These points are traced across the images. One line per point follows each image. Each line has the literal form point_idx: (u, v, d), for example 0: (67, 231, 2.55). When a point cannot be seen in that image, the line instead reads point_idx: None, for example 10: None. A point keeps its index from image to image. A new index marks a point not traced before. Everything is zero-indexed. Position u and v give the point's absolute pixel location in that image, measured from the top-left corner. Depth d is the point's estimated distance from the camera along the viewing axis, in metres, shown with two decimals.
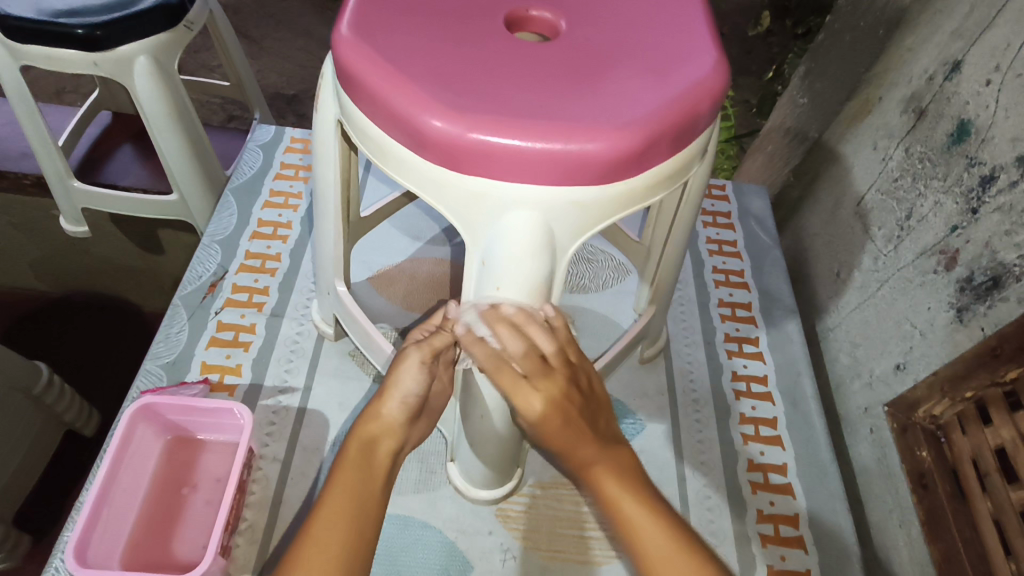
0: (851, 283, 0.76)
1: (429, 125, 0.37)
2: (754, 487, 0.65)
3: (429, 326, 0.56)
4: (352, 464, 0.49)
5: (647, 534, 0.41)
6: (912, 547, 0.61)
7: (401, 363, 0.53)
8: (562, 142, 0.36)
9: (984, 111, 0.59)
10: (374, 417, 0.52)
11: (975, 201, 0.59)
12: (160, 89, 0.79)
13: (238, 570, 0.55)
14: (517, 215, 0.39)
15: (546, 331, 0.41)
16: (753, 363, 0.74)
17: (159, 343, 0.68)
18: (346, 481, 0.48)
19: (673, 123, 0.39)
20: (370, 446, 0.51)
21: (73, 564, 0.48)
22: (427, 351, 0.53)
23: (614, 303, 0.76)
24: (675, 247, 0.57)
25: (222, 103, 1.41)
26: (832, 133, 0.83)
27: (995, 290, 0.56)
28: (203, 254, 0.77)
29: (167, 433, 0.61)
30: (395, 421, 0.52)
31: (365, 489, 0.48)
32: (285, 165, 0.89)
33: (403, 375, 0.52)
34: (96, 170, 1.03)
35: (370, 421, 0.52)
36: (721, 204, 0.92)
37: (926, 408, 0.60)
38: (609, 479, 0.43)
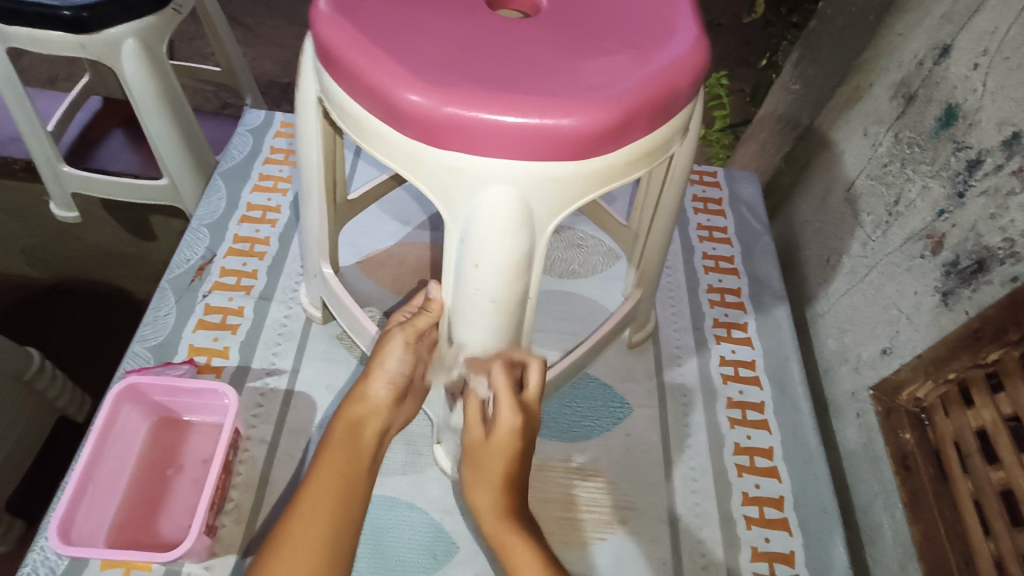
0: (840, 268, 0.76)
1: (405, 98, 0.37)
2: (740, 470, 0.65)
3: (410, 309, 0.56)
4: (339, 444, 0.49)
5: None
6: (896, 529, 0.61)
7: (385, 348, 0.53)
8: (538, 116, 0.36)
9: (972, 94, 0.58)
10: (360, 398, 0.52)
11: (962, 185, 0.59)
12: (148, 71, 0.78)
13: (224, 550, 0.56)
14: (495, 191, 0.39)
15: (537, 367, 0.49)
16: (742, 349, 0.74)
17: (146, 325, 0.68)
18: (333, 461, 0.48)
19: (652, 98, 0.39)
20: (356, 426, 0.51)
21: (57, 542, 0.48)
22: (410, 333, 0.52)
23: (603, 288, 0.76)
24: (662, 229, 0.57)
25: (215, 91, 1.40)
26: (823, 120, 0.84)
27: (980, 274, 0.56)
28: (191, 238, 0.76)
29: (153, 414, 0.61)
30: (382, 403, 0.53)
31: (352, 469, 0.48)
32: (274, 149, 0.88)
33: (388, 356, 0.53)
34: (87, 155, 1.02)
35: (356, 403, 0.52)
36: (713, 190, 0.92)
37: (911, 391, 0.60)
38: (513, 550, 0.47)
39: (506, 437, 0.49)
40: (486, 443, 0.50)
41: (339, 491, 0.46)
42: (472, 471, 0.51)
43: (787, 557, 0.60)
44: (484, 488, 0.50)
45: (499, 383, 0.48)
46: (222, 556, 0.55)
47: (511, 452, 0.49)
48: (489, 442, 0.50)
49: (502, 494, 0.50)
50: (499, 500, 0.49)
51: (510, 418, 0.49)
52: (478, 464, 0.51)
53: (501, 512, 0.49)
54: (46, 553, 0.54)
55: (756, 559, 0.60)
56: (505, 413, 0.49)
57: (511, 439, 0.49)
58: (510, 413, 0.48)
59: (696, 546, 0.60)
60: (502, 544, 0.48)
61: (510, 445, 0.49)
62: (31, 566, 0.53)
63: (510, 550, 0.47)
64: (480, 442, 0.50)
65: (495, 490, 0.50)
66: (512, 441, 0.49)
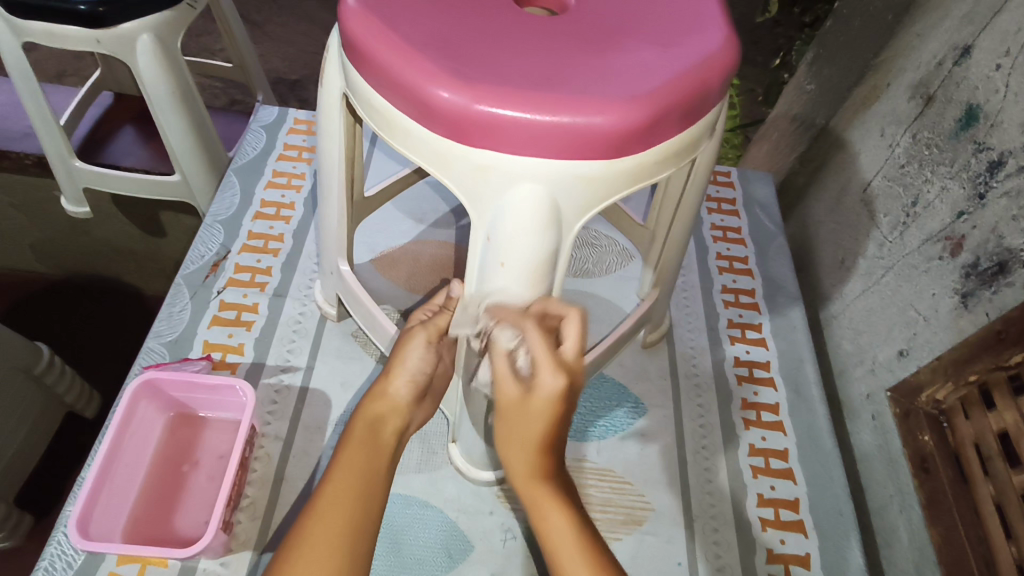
0: (856, 269, 0.75)
1: (436, 95, 0.37)
2: (756, 471, 0.65)
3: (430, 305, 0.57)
4: (359, 441, 0.49)
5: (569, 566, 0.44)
6: (913, 532, 0.61)
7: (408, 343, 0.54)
8: (570, 114, 0.36)
9: (994, 95, 0.58)
10: (381, 395, 0.53)
11: (982, 186, 0.58)
12: (162, 67, 0.78)
13: (240, 546, 0.55)
14: (523, 189, 0.39)
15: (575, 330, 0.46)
16: (756, 349, 0.74)
17: (161, 321, 0.68)
18: (353, 459, 0.48)
19: (682, 97, 0.39)
20: (376, 424, 0.51)
21: (76, 536, 0.48)
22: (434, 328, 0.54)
23: (617, 287, 0.76)
24: (681, 229, 0.57)
25: (224, 87, 1.40)
26: (838, 120, 0.83)
27: (1001, 276, 0.55)
28: (206, 234, 0.76)
29: (170, 410, 0.61)
30: (401, 400, 0.53)
31: (372, 468, 0.48)
32: (288, 146, 0.88)
33: (411, 351, 0.53)
34: (98, 151, 1.02)
35: (376, 400, 0.53)
36: (726, 190, 0.91)
37: (929, 393, 0.60)
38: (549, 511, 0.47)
39: (546, 401, 0.45)
40: (524, 400, 0.47)
41: (357, 490, 0.46)
42: (506, 430, 0.48)
43: (803, 558, 0.60)
44: (520, 445, 0.48)
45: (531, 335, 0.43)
46: (238, 553, 0.55)
47: (553, 414, 0.46)
48: (527, 401, 0.46)
49: (539, 456, 0.48)
50: (535, 462, 0.48)
51: (552, 379, 0.45)
52: (512, 419, 0.48)
53: (538, 473, 0.48)
54: (63, 547, 0.54)
55: (772, 560, 0.59)
56: (545, 373, 0.45)
57: (553, 402, 0.45)
58: (551, 373, 0.45)
59: (712, 547, 0.60)
60: (538, 507, 0.47)
61: (551, 406, 0.45)
62: (48, 560, 0.53)
63: (541, 510, 0.47)
64: (517, 399, 0.47)
65: (532, 450, 0.48)
66: (553, 403, 0.46)
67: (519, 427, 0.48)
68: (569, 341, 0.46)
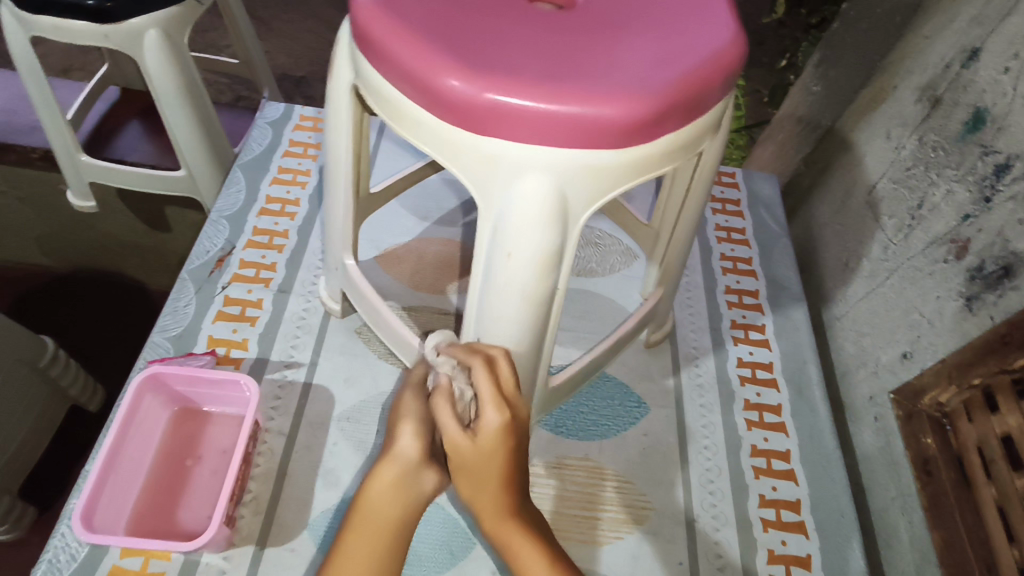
0: (860, 271, 0.75)
1: (446, 84, 0.37)
2: (757, 472, 0.65)
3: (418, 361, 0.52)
4: (372, 513, 0.44)
5: None
6: (914, 535, 0.61)
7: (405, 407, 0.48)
8: (578, 104, 0.36)
9: (1002, 98, 0.58)
10: (386, 465, 0.45)
11: (988, 189, 0.58)
12: (169, 62, 0.79)
13: (243, 540, 0.56)
14: (531, 179, 0.39)
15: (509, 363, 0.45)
16: (760, 350, 0.74)
17: (166, 315, 0.68)
18: (366, 536, 0.43)
19: (689, 91, 0.39)
20: (389, 493, 0.44)
21: (80, 528, 0.48)
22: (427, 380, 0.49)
23: (620, 287, 0.76)
24: (686, 229, 0.57)
25: (230, 83, 1.40)
26: (844, 122, 0.83)
27: (1006, 279, 0.55)
28: (211, 229, 0.77)
29: (173, 404, 0.61)
30: (409, 461, 0.45)
31: (385, 539, 0.43)
32: (294, 142, 0.88)
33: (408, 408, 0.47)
34: (104, 145, 1.03)
35: (386, 464, 0.45)
36: (731, 191, 0.91)
37: (932, 396, 0.60)
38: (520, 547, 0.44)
39: (492, 438, 0.43)
40: (470, 447, 0.44)
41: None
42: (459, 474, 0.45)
43: (803, 559, 0.60)
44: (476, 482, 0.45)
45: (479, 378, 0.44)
46: (240, 547, 0.55)
47: (501, 452, 0.44)
48: (469, 448, 0.44)
49: (500, 490, 0.44)
50: (499, 496, 0.45)
51: (495, 416, 0.43)
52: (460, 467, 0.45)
53: (507, 508, 0.45)
54: (67, 539, 0.54)
55: (773, 561, 0.59)
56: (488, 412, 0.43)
57: (500, 436, 0.44)
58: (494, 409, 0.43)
59: (713, 547, 0.60)
60: (503, 539, 0.45)
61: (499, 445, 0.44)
62: (52, 552, 0.53)
63: (508, 539, 0.44)
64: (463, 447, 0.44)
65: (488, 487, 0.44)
66: (496, 446, 0.44)
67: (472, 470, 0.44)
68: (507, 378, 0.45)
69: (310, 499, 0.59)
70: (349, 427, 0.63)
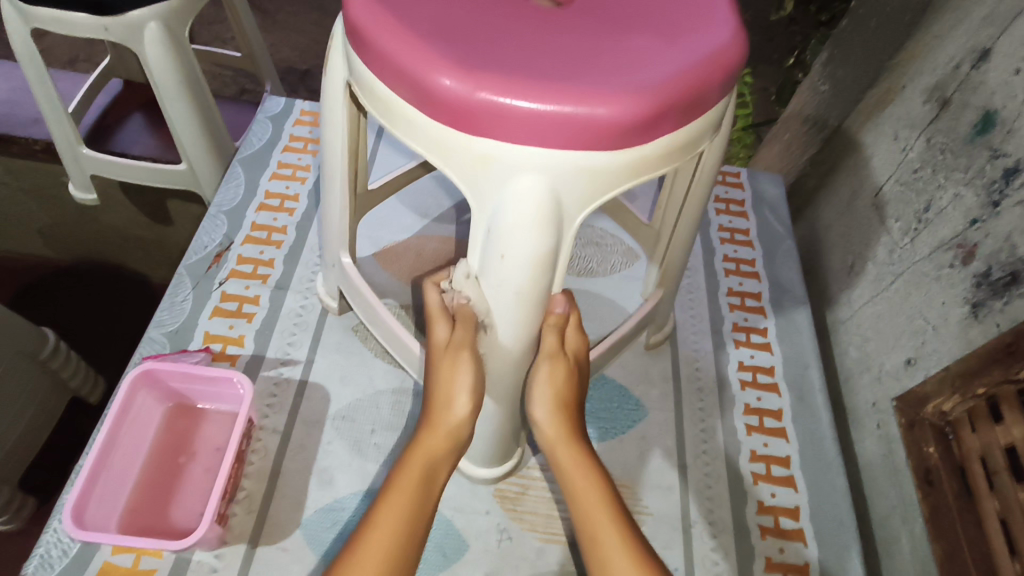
0: (865, 275, 0.74)
1: (438, 83, 0.36)
2: (756, 478, 0.64)
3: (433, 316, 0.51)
4: (411, 485, 0.47)
5: (606, 544, 0.46)
6: (915, 544, 0.60)
7: (452, 372, 0.48)
8: (573, 104, 0.36)
9: (1012, 101, 0.56)
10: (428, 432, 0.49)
11: (997, 194, 0.57)
12: (170, 56, 0.78)
13: (235, 539, 0.55)
14: (525, 180, 0.38)
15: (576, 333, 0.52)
16: (761, 354, 0.73)
17: (163, 311, 0.68)
18: (390, 520, 0.45)
19: (687, 91, 0.38)
20: (432, 468, 0.48)
21: (70, 525, 0.48)
22: (461, 345, 0.48)
23: (621, 287, 0.75)
24: (687, 229, 0.56)
25: (234, 76, 1.40)
26: (852, 121, 0.82)
27: (1013, 286, 0.54)
28: (209, 224, 0.76)
29: (168, 400, 0.61)
30: (460, 427, 0.49)
31: (408, 522, 0.46)
32: (294, 137, 0.88)
33: (460, 377, 0.48)
34: (106, 138, 1.02)
35: (432, 433, 0.49)
36: (735, 191, 0.90)
37: (936, 404, 0.59)
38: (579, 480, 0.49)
39: (580, 354, 0.52)
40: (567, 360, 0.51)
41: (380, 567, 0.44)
42: (546, 386, 0.50)
43: (801, 567, 0.59)
44: (552, 403, 0.50)
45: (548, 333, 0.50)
46: (233, 545, 0.55)
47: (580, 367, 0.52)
48: (559, 370, 0.50)
49: (565, 414, 0.51)
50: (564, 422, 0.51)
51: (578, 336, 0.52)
52: (554, 373, 0.50)
53: (568, 431, 0.51)
54: (59, 535, 0.54)
55: (770, 569, 0.59)
56: (572, 333, 0.52)
57: (581, 354, 0.53)
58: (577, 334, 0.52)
59: (710, 553, 0.59)
60: (566, 468, 0.50)
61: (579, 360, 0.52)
62: (44, 548, 0.53)
63: (574, 468, 0.50)
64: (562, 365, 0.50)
65: (560, 406, 0.50)
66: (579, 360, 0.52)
67: (563, 383, 0.51)
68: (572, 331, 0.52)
69: (303, 498, 0.58)
70: (344, 426, 0.63)
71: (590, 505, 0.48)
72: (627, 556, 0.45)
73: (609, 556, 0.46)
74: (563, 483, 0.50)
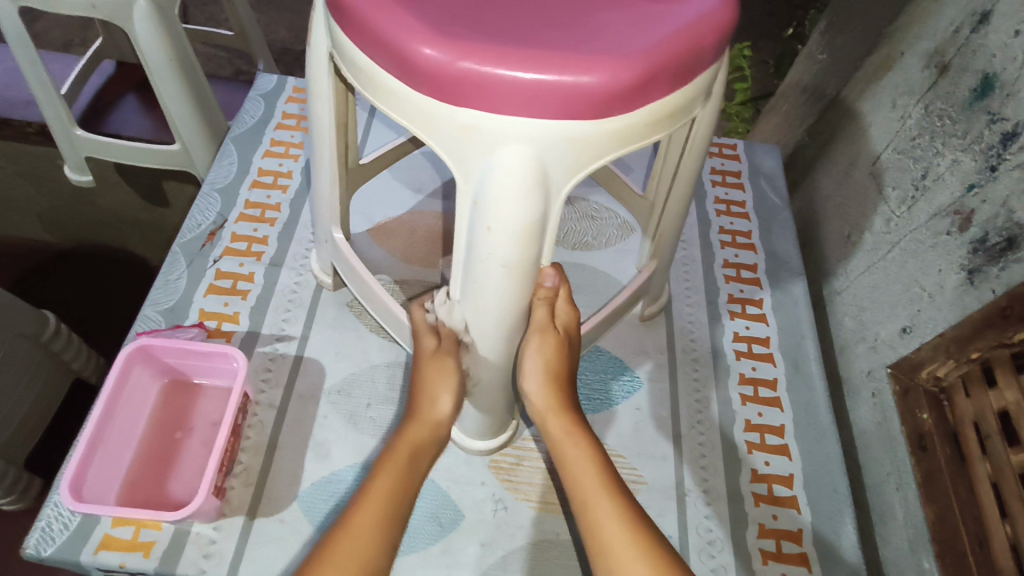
0: (862, 245, 0.73)
1: (420, 52, 0.36)
2: (750, 447, 0.64)
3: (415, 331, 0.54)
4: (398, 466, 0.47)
5: (594, 504, 0.46)
6: (908, 510, 0.60)
7: (441, 373, 0.51)
8: (557, 72, 0.35)
9: (1011, 63, 0.55)
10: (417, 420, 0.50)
11: (994, 158, 0.56)
12: (160, 33, 0.77)
13: (232, 511, 0.56)
14: (510, 150, 0.38)
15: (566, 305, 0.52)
16: (757, 325, 0.73)
17: (157, 289, 0.68)
18: (376, 504, 0.45)
19: (674, 56, 0.38)
20: (417, 453, 0.49)
21: (68, 498, 0.49)
22: (447, 351, 0.51)
23: (616, 261, 0.75)
24: (680, 198, 0.56)
25: (229, 57, 1.38)
26: (849, 91, 0.81)
27: (1009, 251, 0.54)
28: (203, 203, 0.76)
29: (164, 377, 0.61)
30: (442, 422, 0.51)
31: (391, 508, 0.45)
32: (286, 114, 0.87)
33: (445, 374, 0.51)
34: (100, 119, 1.02)
35: (416, 426, 0.50)
36: (732, 163, 0.89)
37: (930, 369, 0.59)
38: (571, 447, 0.49)
39: (570, 326, 0.52)
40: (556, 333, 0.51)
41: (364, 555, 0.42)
42: (538, 360, 0.50)
43: (795, 534, 0.59)
44: (543, 375, 0.51)
45: (538, 306, 0.48)
46: (231, 518, 0.56)
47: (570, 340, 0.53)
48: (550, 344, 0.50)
49: (555, 387, 0.51)
50: (557, 395, 0.51)
51: (568, 309, 0.52)
52: (545, 347, 0.50)
53: (559, 403, 0.51)
54: (59, 509, 0.55)
55: (763, 536, 0.59)
56: (562, 307, 0.52)
57: (572, 328, 0.53)
58: (567, 306, 0.52)
59: (704, 520, 0.60)
60: (557, 436, 0.50)
61: (568, 333, 0.52)
62: (45, 521, 0.54)
63: (566, 436, 0.50)
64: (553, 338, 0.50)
65: (552, 378, 0.51)
66: (569, 332, 0.52)
67: (554, 356, 0.51)
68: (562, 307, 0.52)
69: (300, 471, 0.59)
70: (339, 400, 0.63)
71: (581, 469, 0.48)
72: (617, 518, 0.45)
73: (598, 517, 0.46)
74: (555, 452, 0.50)
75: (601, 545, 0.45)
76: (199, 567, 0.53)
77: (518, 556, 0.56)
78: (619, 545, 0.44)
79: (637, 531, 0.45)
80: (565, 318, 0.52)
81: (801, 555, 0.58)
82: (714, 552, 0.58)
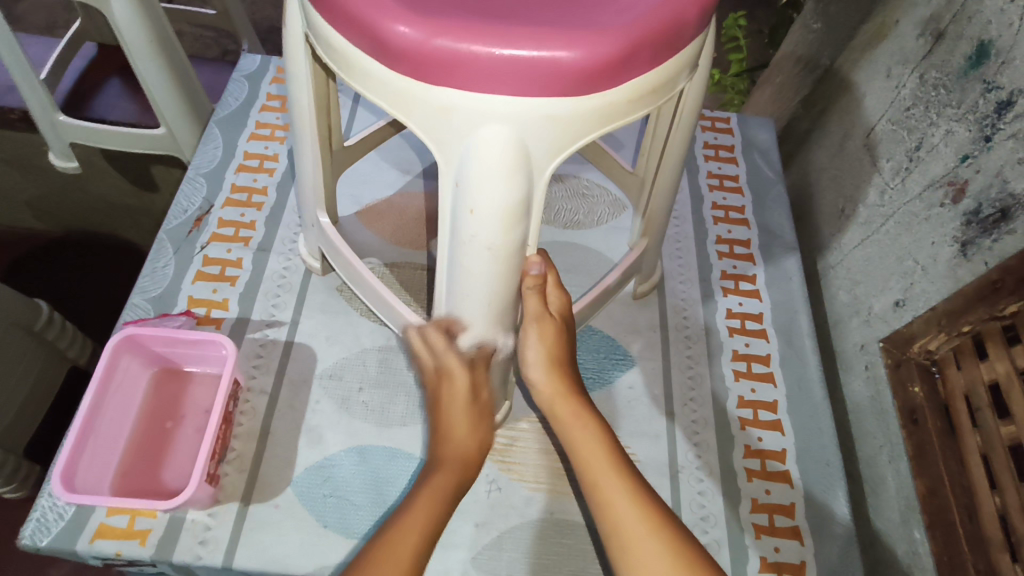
0: (855, 218, 0.73)
1: (393, 31, 0.35)
2: (743, 423, 0.64)
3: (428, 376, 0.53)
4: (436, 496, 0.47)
5: (604, 483, 0.46)
6: (900, 482, 0.61)
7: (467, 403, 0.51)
8: (534, 48, 0.34)
9: (1007, 30, 0.54)
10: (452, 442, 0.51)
11: (989, 128, 0.55)
12: (136, 11, 0.74)
13: (227, 498, 0.56)
14: (489, 130, 0.37)
15: (560, 292, 0.52)
16: (749, 301, 0.72)
17: (145, 277, 0.67)
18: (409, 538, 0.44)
19: (657, 30, 0.37)
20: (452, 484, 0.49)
21: (61, 489, 0.49)
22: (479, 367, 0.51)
23: (608, 239, 0.74)
24: (669, 175, 0.55)
25: (215, 37, 1.35)
26: (844, 60, 0.79)
27: (1002, 222, 0.53)
28: (189, 187, 0.75)
29: (153, 365, 0.61)
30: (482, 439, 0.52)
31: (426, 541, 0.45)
32: (271, 96, 0.86)
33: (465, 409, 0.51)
34: (83, 104, 1.00)
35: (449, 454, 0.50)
36: (725, 137, 0.88)
37: (922, 343, 0.59)
38: (580, 432, 0.49)
39: (563, 312, 0.52)
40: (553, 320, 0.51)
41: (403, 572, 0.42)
42: (538, 349, 0.50)
43: (787, 508, 0.60)
44: (545, 363, 0.51)
45: (529, 298, 0.48)
46: (225, 503, 0.56)
47: (566, 325, 0.52)
48: (548, 332, 0.50)
49: (557, 376, 0.51)
50: (562, 383, 0.51)
51: (559, 295, 0.51)
52: (545, 334, 0.50)
53: (567, 390, 0.51)
54: (54, 499, 0.55)
55: (756, 510, 0.59)
56: (552, 294, 0.51)
57: (565, 313, 0.52)
58: (557, 291, 0.51)
59: (696, 497, 0.60)
60: (564, 423, 0.50)
61: (563, 319, 0.52)
62: (40, 511, 0.54)
63: (573, 420, 0.50)
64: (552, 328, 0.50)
65: (553, 365, 0.51)
66: (564, 318, 0.52)
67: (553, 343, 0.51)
68: (553, 299, 0.51)
69: (294, 457, 0.59)
70: (331, 384, 0.63)
71: (591, 454, 0.48)
72: (625, 495, 0.45)
73: (607, 497, 0.46)
74: (563, 439, 0.50)
75: (613, 525, 0.45)
76: (195, 553, 0.53)
77: (512, 535, 0.56)
78: (629, 523, 0.44)
79: (644, 505, 0.45)
80: (558, 305, 0.52)
81: (793, 529, 0.59)
82: (706, 528, 0.58)
